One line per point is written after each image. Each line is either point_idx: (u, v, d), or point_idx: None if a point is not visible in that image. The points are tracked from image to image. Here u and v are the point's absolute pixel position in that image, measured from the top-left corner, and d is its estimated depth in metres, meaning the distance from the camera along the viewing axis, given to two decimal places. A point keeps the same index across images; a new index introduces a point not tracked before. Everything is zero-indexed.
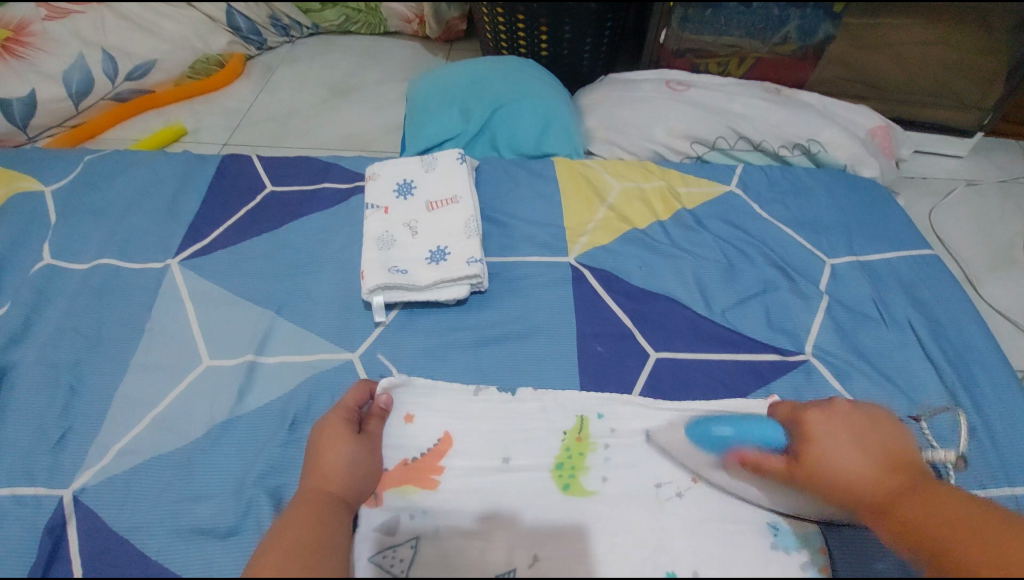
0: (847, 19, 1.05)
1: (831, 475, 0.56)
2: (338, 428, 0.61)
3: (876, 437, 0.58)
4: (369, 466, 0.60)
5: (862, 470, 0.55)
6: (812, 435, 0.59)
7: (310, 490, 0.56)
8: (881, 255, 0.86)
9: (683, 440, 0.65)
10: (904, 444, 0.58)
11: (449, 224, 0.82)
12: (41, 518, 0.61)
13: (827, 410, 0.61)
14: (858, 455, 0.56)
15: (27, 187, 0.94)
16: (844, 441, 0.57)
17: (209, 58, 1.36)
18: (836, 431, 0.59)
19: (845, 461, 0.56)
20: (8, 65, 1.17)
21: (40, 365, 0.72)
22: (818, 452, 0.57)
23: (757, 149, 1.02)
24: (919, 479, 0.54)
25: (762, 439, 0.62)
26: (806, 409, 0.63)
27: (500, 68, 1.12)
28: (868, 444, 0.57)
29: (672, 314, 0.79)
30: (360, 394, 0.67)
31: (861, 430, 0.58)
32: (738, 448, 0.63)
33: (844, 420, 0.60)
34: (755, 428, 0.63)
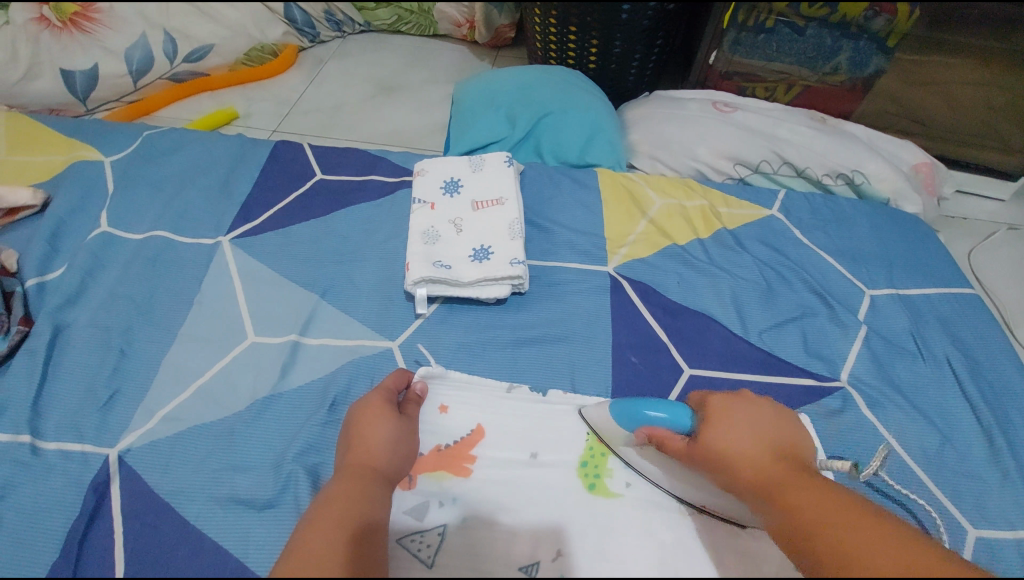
0: (898, 54, 1.06)
1: (724, 454, 0.56)
2: (379, 407, 0.63)
3: (768, 428, 0.59)
4: (407, 445, 0.62)
5: (756, 453, 0.55)
6: (714, 416, 0.59)
7: (352, 464, 0.57)
8: (921, 290, 0.86)
9: (609, 418, 0.65)
10: (790, 437, 0.59)
11: (494, 225, 0.84)
12: (86, 475, 0.63)
13: (734, 396, 0.62)
14: (756, 439, 0.57)
15: (87, 156, 0.98)
16: (746, 426, 0.58)
17: (264, 47, 1.40)
18: (736, 415, 0.59)
19: (746, 446, 0.56)
20: (74, 39, 1.22)
21: (93, 328, 0.75)
22: (718, 435, 0.57)
23: (801, 175, 1.02)
24: (810, 472, 0.54)
25: (674, 421, 0.61)
26: (715, 394, 0.63)
27: (549, 76, 1.14)
28: (760, 433, 0.57)
29: (707, 331, 0.79)
30: (396, 378, 0.68)
31: (758, 418, 0.59)
32: (649, 426, 0.62)
33: (745, 407, 0.60)
34: (669, 408, 0.62)
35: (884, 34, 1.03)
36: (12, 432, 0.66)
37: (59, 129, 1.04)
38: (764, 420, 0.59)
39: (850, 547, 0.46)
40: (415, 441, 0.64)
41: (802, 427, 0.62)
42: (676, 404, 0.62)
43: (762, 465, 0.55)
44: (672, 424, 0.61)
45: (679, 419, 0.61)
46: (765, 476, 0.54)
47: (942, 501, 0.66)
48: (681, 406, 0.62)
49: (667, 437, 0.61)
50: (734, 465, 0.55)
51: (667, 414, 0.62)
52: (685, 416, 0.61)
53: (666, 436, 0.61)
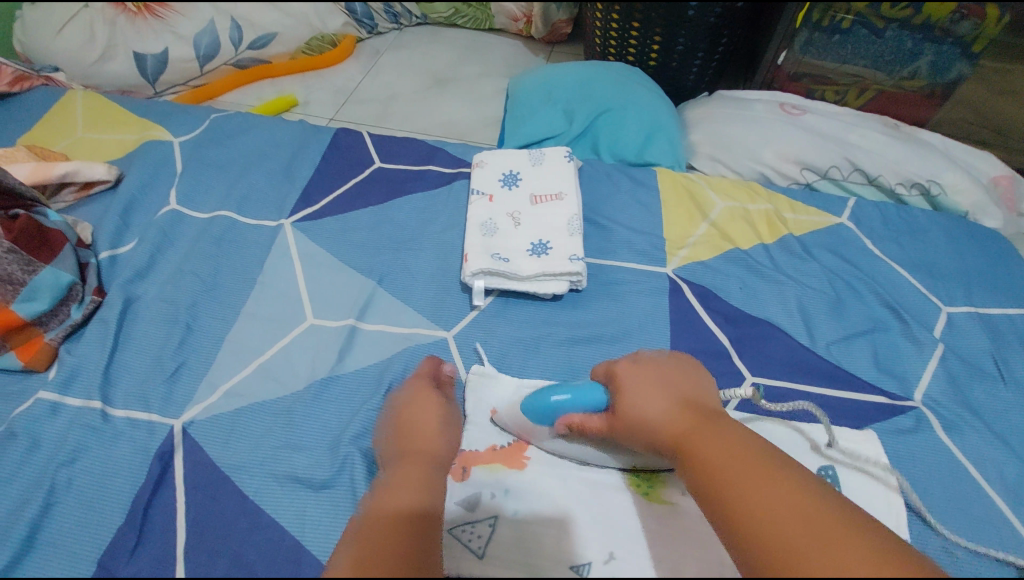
0: (983, 60, 0.99)
1: (638, 424, 0.56)
2: (425, 396, 0.64)
3: (675, 385, 0.58)
4: (454, 427, 0.63)
5: (664, 414, 0.55)
6: (623, 390, 0.59)
7: (409, 451, 0.58)
8: (1002, 309, 0.81)
9: (518, 412, 0.65)
10: (699, 391, 0.58)
11: (553, 220, 0.83)
12: (153, 443, 0.65)
13: (636, 362, 0.62)
14: (664, 399, 0.56)
15: (158, 136, 1.01)
16: (653, 389, 0.57)
17: (324, 37, 1.43)
18: (641, 379, 0.58)
19: (653, 409, 0.55)
20: (147, 24, 1.26)
21: (161, 301, 0.77)
22: (628, 405, 0.57)
23: (871, 183, 0.98)
24: (715, 418, 0.54)
25: (587, 402, 0.61)
26: (620, 362, 0.63)
27: (610, 72, 1.12)
28: (667, 393, 0.56)
29: (772, 339, 0.76)
30: (430, 364, 0.69)
31: (662, 377, 0.59)
32: (564, 415, 0.62)
33: (649, 369, 0.60)
34: (577, 391, 0.62)
35: (969, 39, 0.97)
36: (84, 398, 0.69)
37: (132, 110, 1.08)
38: (672, 379, 0.59)
39: (749, 494, 0.45)
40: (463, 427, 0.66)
41: (711, 379, 0.61)
42: (586, 383, 0.62)
43: (676, 425, 0.53)
44: (589, 402, 0.61)
45: (591, 396, 0.61)
46: (674, 433, 0.53)
47: None
48: (594, 383, 0.62)
49: (584, 420, 0.60)
50: (647, 429, 0.55)
51: (578, 397, 0.61)
52: (596, 391, 0.61)
53: (583, 419, 0.60)
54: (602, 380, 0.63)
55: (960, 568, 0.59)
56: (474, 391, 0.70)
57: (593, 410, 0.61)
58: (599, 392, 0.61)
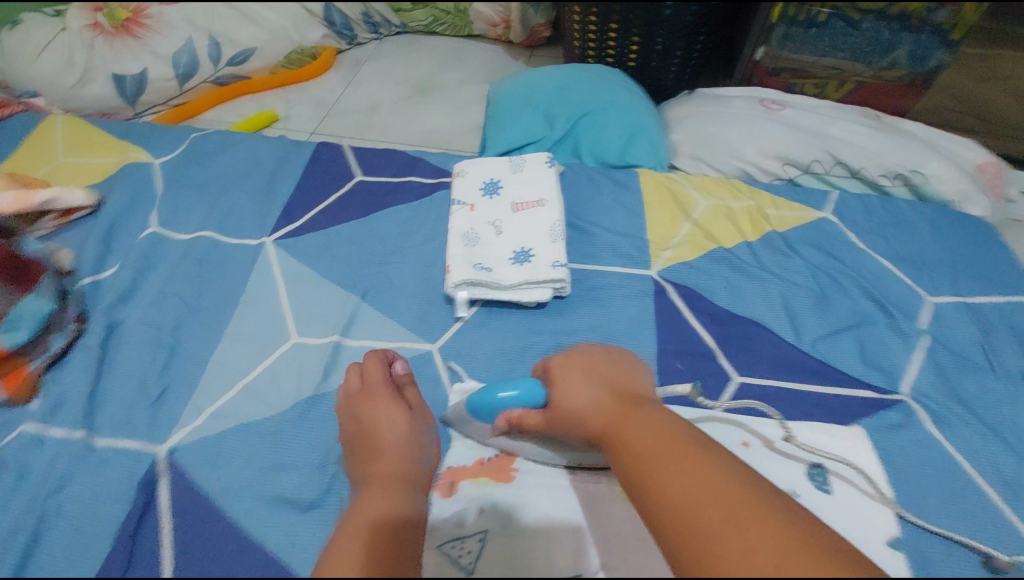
0: (962, 47, 0.99)
1: (569, 416, 0.56)
2: (387, 408, 0.63)
3: (605, 375, 0.58)
4: (422, 437, 0.63)
5: (593, 405, 0.55)
6: (556, 383, 0.59)
7: (376, 474, 0.57)
8: (989, 298, 0.81)
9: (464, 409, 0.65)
10: (628, 379, 0.58)
11: (535, 227, 0.82)
12: (139, 470, 0.65)
13: (569, 354, 0.61)
14: (591, 391, 0.56)
15: (138, 158, 1.01)
16: (581, 380, 0.57)
17: (303, 50, 1.42)
18: (573, 371, 0.59)
19: (582, 401, 0.55)
20: (126, 44, 1.26)
21: (144, 326, 0.77)
22: (560, 398, 0.57)
23: (854, 176, 0.97)
24: (642, 406, 0.54)
25: (524, 396, 0.61)
26: (554, 357, 0.62)
27: (589, 75, 1.12)
28: (596, 383, 0.57)
29: (757, 338, 0.76)
30: (378, 362, 0.69)
31: (592, 368, 0.59)
32: (506, 411, 0.62)
33: (581, 361, 0.60)
34: (516, 388, 0.62)
35: (948, 26, 0.97)
36: (69, 427, 0.68)
37: (112, 132, 1.07)
38: (601, 369, 0.59)
39: (667, 480, 0.45)
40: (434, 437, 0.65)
41: (643, 366, 0.62)
42: (523, 378, 0.62)
43: (602, 415, 0.54)
44: (526, 399, 0.61)
45: (527, 392, 0.61)
46: (602, 424, 0.53)
47: (1019, 526, 0.61)
48: (528, 379, 0.62)
49: (523, 413, 0.60)
50: (579, 421, 0.55)
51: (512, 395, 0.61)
52: (529, 388, 0.61)
53: (522, 414, 0.60)
54: (538, 374, 0.62)
55: (955, 561, 0.59)
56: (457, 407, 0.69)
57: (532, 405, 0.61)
58: (536, 387, 0.61)
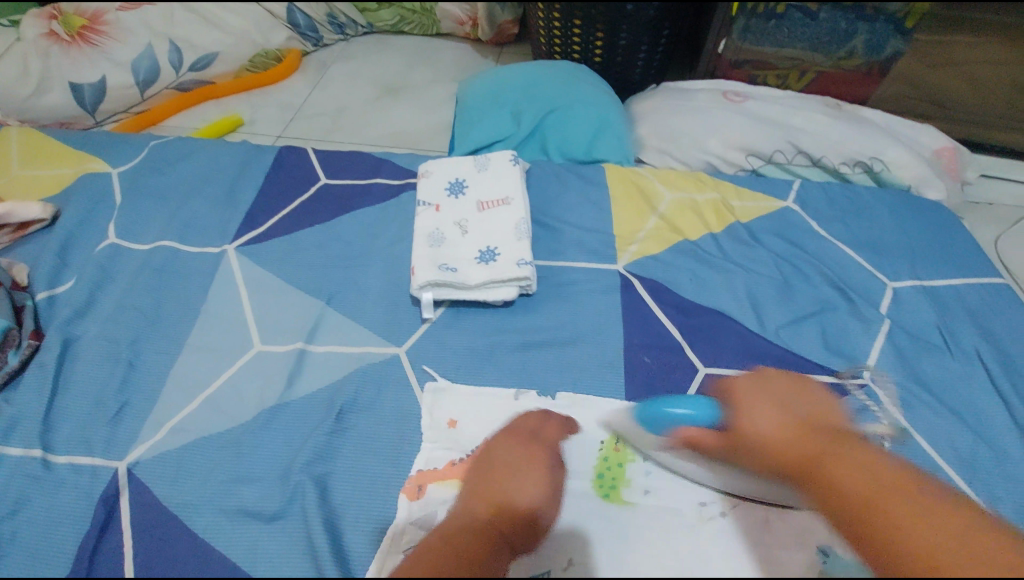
0: (916, 35, 1.02)
1: (758, 441, 0.59)
2: (531, 473, 0.60)
3: (800, 408, 0.62)
4: (543, 501, 0.58)
5: (786, 433, 0.58)
6: (743, 408, 0.63)
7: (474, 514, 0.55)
8: (946, 280, 0.82)
9: (629, 418, 0.68)
10: (826, 414, 0.61)
11: (500, 225, 0.82)
12: (97, 487, 0.63)
13: (747, 379, 0.68)
14: (782, 419, 0.60)
15: (95, 168, 0.99)
16: (766, 407, 0.63)
17: (268, 53, 1.40)
18: (760, 399, 0.64)
19: (770, 427, 0.60)
20: (82, 52, 1.22)
21: (102, 340, 0.75)
22: (747, 424, 0.61)
23: (816, 165, 0.99)
24: (845, 443, 0.56)
25: (692, 413, 0.64)
26: (736, 377, 0.69)
27: (554, 71, 1.11)
28: (789, 413, 0.61)
29: (722, 328, 0.77)
30: (554, 434, 0.66)
31: (786, 401, 0.63)
32: (679, 429, 0.65)
33: (767, 393, 0.65)
34: (687, 402, 0.65)
35: (901, 15, 0.99)
36: (25, 446, 0.66)
37: (68, 142, 1.05)
38: (789, 397, 0.63)
39: (896, 525, 0.46)
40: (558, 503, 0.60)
41: (842, 402, 0.66)
42: (695, 397, 0.65)
43: (803, 444, 0.56)
44: (700, 419, 0.64)
45: (696, 411, 0.64)
46: (805, 452, 0.55)
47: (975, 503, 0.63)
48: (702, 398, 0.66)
49: (699, 433, 0.63)
50: (768, 449, 0.58)
51: (688, 412, 0.64)
52: (707, 407, 0.64)
53: (699, 433, 0.63)
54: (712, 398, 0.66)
55: None
56: (431, 408, 0.69)
57: (705, 424, 0.64)
58: (708, 408, 0.64)
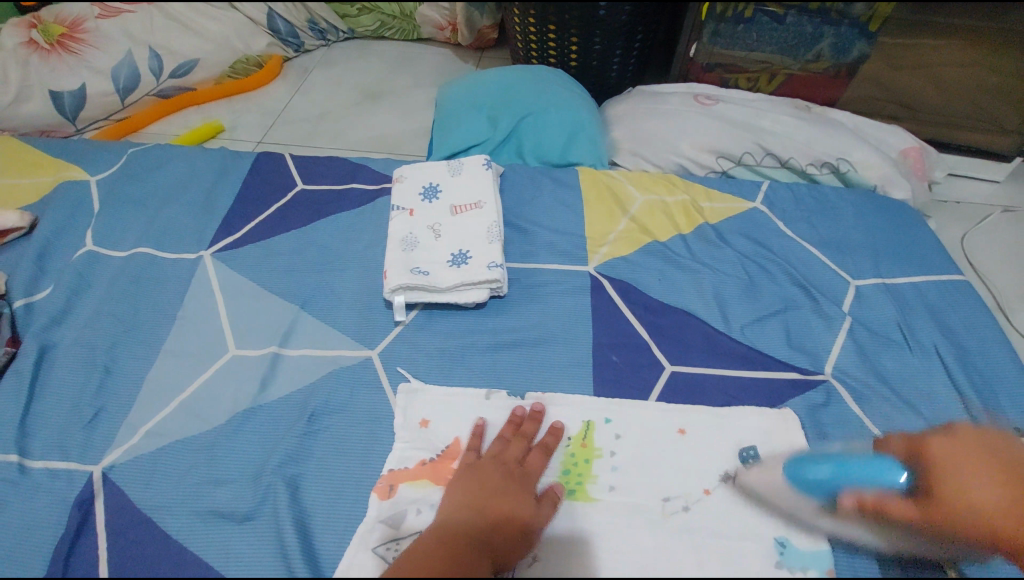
0: (881, 38, 1.04)
1: (964, 511, 0.58)
2: (516, 490, 0.60)
3: (998, 469, 0.60)
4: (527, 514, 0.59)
5: (1002, 505, 0.57)
6: (939, 472, 0.60)
7: (452, 534, 0.55)
8: (908, 278, 0.84)
9: (781, 482, 0.64)
10: (1019, 470, 0.60)
11: (472, 228, 0.83)
12: (72, 492, 0.64)
13: (942, 440, 0.63)
14: (992, 486, 0.58)
15: (73, 176, 1.00)
16: (982, 471, 0.59)
17: (248, 59, 1.41)
18: (959, 462, 0.60)
19: (988, 500, 0.58)
20: (62, 61, 1.23)
21: (78, 347, 0.76)
22: (946, 489, 0.59)
23: (784, 166, 1.01)
24: None
25: (878, 478, 0.60)
26: (920, 438, 0.64)
27: (528, 76, 1.13)
28: (1001, 480, 0.59)
29: (688, 327, 0.79)
30: (541, 453, 0.65)
31: (984, 460, 0.60)
32: (851, 490, 0.60)
33: (963, 450, 0.61)
34: (866, 466, 0.61)
35: (865, 19, 1.01)
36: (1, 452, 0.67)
37: (46, 150, 1.05)
38: (984, 455, 0.61)
39: None
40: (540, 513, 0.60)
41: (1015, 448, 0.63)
42: (877, 460, 0.61)
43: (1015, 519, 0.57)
44: (882, 483, 0.60)
45: (884, 476, 0.60)
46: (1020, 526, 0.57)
47: None
48: (879, 457, 0.62)
49: (879, 499, 0.59)
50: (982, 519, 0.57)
51: (864, 473, 0.60)
52: (888, 471, 0.60)
53: (877, 496, 0.59)
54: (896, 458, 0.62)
55: None
56: (404, 409, 0.70)
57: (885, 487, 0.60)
58: (890, 470, 0.60)
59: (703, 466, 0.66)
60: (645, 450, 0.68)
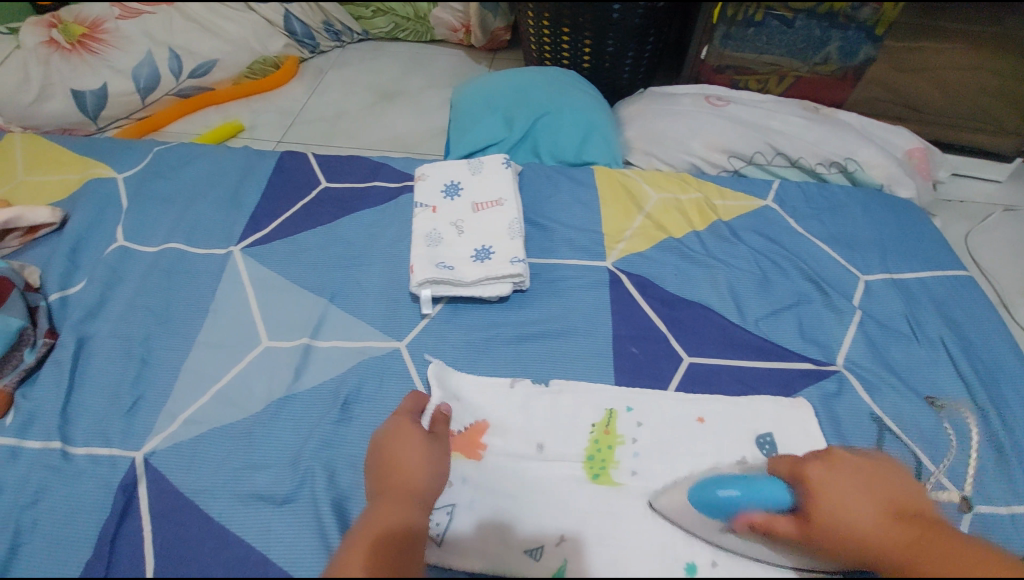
0: (887, 41, 1.07)
1: (834, 525, 0.56)
2: (416, 435, 0.64)
3: (878, 487, 0.58)
4: (441, 461, 0.63)
5: (870, 519, 0.55)
6: (818, 490, 0.58)
7: (386, 527, 0.52)
8: (914, 273, 0.87)
9: (686, 504, 0.64)
10: (903, 492, 0.58)
11: (495, 225, 0.86)
12: (116, 477, 0.67)
13: (823, 460, 0.62)
14: (865, 502, 0.56)
15: (101, 173, 1.02)
16: (856, 492, 0.57)
17: (265, 60, 1.43)
18: (837, 480, 0.59)
19: (856, 513, 0.56)
20: (83, 60, 1.25)
21: (115, 338, 0.79)
22: (821, 505, 0.57)
23: (795, 165, 1.04)
24: (931, 525, 0.53)
25: (771, 500, 0.60)
26: (803, 457, 0.63)
27: (544, 77, 1.16)
28: (873, 494, 0.57)
29: (705, 320, 0.82)
30: (440, 420, 0.68)
31: (863, 479, 0.59)
32: (746, 512, 0.61)
33: (843, 469, 0.60)
34: (761, 486, 0.61)
35: (872, 23, 1.04)
36: (44, 439, 0.70)
37: (73, 148, 1.07)
38: (866, 477, 0.59)
39: None
40: (441, 450, 0.64)
41: (906, 472, 0.61)
42: (769, 480, 0.61)
43: (883, 531, 0.54)
44: (767, 501, 0.60)
45: (772, 497, 0.60)
46: (889, 540, 0.53)
47: (942, 482, 0.67)
48: (772, 479, 0.62)
49: (769, 519, 0.59)
50: (852, 532, 0.55)
51: (759, 494, 0.61)
52: (775, 492, 0.61)
53: (768, 518, 0.59)
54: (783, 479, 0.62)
55: None
56: (439, 381, 0.74)
57: (775, 506, 0.60)
58: (781, 492, 0.60)
59: (722, 452, 0.69)
60: (666, 437, 0.70)
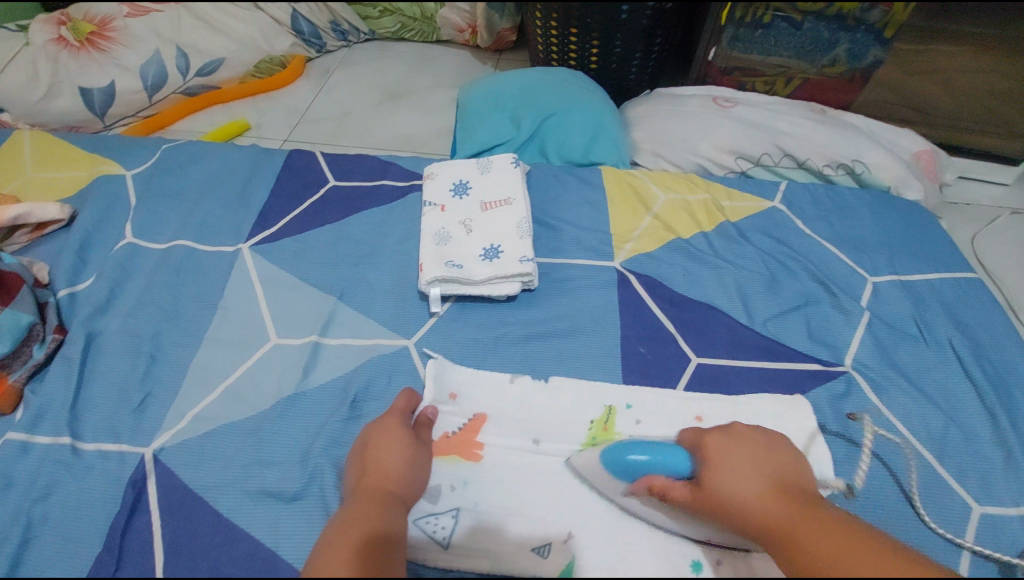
0: (896, 45, 1.07)
1: (724, 497, 0.56)
2: (398, 433, 0.62)
3: (770, 463, 0.59)
4: (423, 468, 0.62)
5: (756, 494, 0.55)
6: (715, 460, 0.59)
7: (371, 530, 0.50)
8: (923, 276, 0.87)
9: (597, 462, 0.65)
10: (794, 471, 0.59)
11: (504, 224, 0.86)
12: (125, 472, 0.67)
13: (725, 433, 0.62)
14: (755, 477, 0.57)
15: (109, 170, 1.02)
16: (745, 466, 0.58)
17: (273, 59, 1.43)
18: (734, 454, 0.59)
19: (744, 486, 0.56)
20: (91, 58, 1.26)
21: (124, 333, 0.79)
22: (715, 474, 0.58)
23: (802, 167, 1.04)
24: (812, 503, 0.55)
25: (672, 466, 0.61)
26: (708, 430, 0.63)
27: (551, 77, 1.16)
28: (763, 469, 0.58)
29: (713, 321, 0.82)
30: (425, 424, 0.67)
31: (759, 456, 0.59)
32: (648, 474, 0.61)
33: (740, 443, 0.60)
34: (665, 453, 0.62)
35: (881, 25, 1.03)
36: (54, 434, 0.70)
37: (81, 145, 1.08)
38: (763, 453, 0.59)
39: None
40: (424, 456, 0.62)
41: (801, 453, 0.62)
42: (673, 446, 0.62)
43: (767, 506, 0.55)
44: (669, 467, 0.61)
45: (672, 463, 0.61)
46: (770, 514, 0.54)
47: (952, 486, 0.67)
48: (676, 447, 0.62)
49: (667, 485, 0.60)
50: (739, 506, 0.55)
51: (662, 461, 0.61)
52: (676, 458, 0.61)
53: (666, 483, 0.60)
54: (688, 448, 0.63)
55: (894, 510, 0.65)
56: (436, 379, 0.74)
57: (674, 473, 0.61)
58: (683, 458, 0.61)
59: None
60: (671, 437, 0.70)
